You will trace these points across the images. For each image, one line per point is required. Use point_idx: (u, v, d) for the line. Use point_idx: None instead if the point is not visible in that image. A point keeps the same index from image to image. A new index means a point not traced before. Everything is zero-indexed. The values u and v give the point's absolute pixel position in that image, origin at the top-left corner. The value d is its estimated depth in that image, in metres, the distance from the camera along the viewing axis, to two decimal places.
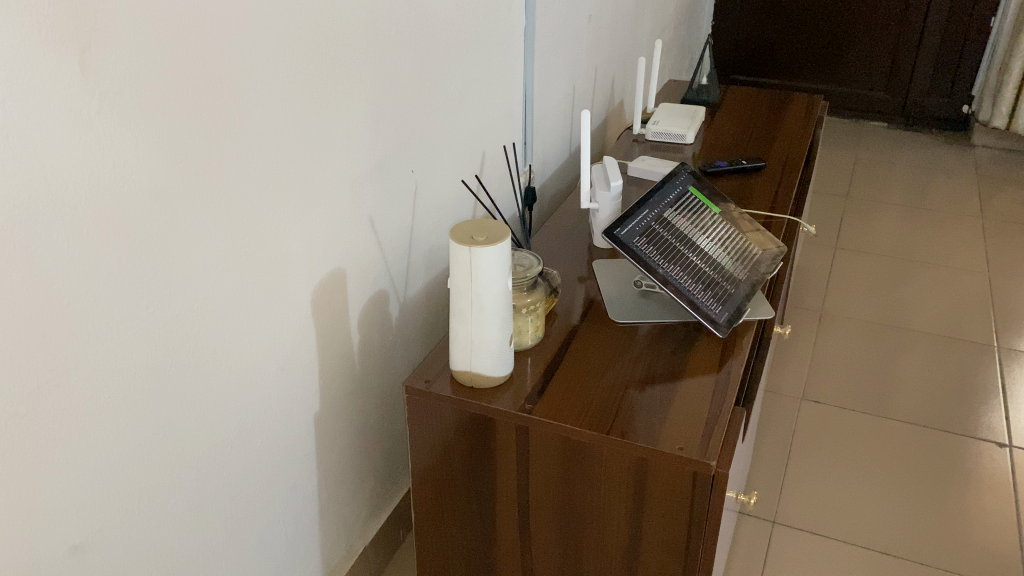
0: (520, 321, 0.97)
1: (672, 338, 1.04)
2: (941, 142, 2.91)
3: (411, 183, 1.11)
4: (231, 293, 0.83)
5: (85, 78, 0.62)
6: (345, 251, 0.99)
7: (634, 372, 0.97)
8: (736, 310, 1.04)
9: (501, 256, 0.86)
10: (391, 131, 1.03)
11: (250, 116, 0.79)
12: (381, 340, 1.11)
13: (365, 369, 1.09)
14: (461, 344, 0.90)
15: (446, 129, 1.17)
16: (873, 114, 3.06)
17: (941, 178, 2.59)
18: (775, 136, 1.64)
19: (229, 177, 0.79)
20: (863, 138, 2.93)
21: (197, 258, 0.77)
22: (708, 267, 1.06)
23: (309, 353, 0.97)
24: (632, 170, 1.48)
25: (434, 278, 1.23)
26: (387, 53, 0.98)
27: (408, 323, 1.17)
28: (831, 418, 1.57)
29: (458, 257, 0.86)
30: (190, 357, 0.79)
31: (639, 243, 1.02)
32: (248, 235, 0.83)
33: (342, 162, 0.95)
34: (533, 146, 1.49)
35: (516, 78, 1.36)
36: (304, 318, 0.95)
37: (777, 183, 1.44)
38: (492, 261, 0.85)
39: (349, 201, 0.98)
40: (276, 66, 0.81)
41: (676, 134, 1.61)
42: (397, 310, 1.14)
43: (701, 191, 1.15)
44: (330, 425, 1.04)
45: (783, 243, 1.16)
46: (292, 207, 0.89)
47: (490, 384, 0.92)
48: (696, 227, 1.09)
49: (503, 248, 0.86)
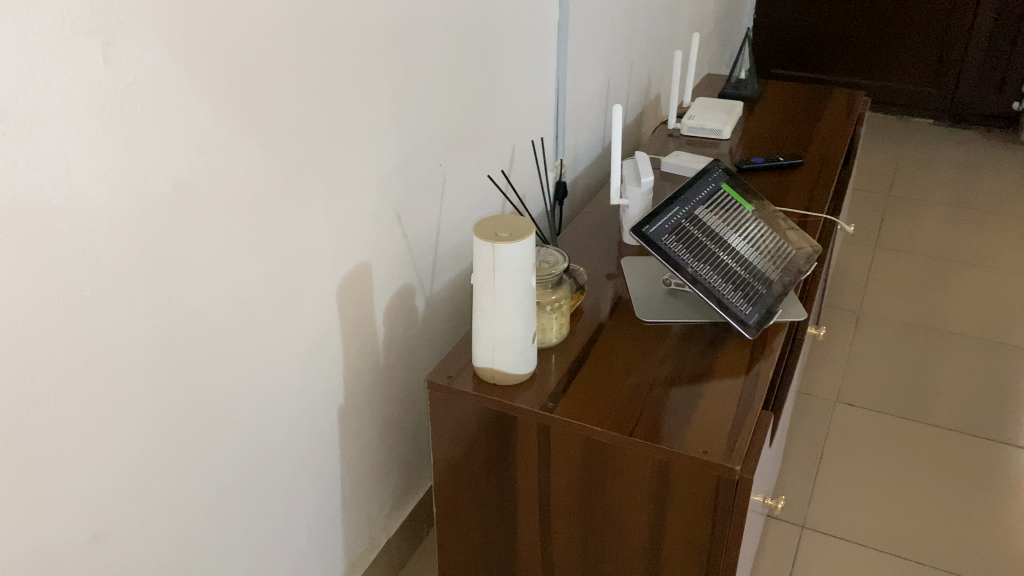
0: (544, 317, 0.96)
1: (700, 338, 1.02)
2: (990, 140, 2.83)
3: (438, 178, 1.10)
4: (254, 286, 0.83)
5: (108, 71, 0.62)
6: (370, 244, 0.99)
7: (659, 373, 0.96)
8: (768, 311, 1.01)
9: (525, 253, 0.85)
10: (418, 124, 1.02)
11: (275, 109, 0.79)
12: (407, 334, 1.11)
13: (390, 364, 1.09)
14: (484, 341, 0.89)
15: (475, 123, 1.16)
16: (919, 110, 2.98)
17: (989, 177, 2.52)
18: (814, 132, 1.60)
19: (254, 171, 0.79)
20: (908, 135, 2.86)
21: (220, 251, 0.77)
22: (740, 267, 1.03)
23: (332, 346, 0.97)
24: (666, 165, 1.46)
25: (461, 273, 1.22)
26: (415, 46, 0.98)
27: (433, 318, 1.17)
28: (865, 423, 1.53)
29: (482, 252, 0.85)
30: (211, 350, 0.79)
31: (668, 241, 1.00)
32: (271, 228, 0.83)
33: (368, 155, 0.95)
34: (565, 141, 1.48)
35: (548, 72, 1.35)
36: (327, 311, 0.95)
37: (814, 181, 1.41)
38: (516, 257, 0.85)
39: (375, 195, 0.98)
40: (302, 59, 0.81)
41: (712, 129, 1.59)
42: (423, 304, 1.14)
43: (734, 188, 1.12)
44: (354, 419, 1.04)
45: (817, 243, 1.14)
46: (316, 201, 0.88)
47: (513, 380, 0.91)
48: (728, 225, 1.07)
49: (527, 245, 0.85)
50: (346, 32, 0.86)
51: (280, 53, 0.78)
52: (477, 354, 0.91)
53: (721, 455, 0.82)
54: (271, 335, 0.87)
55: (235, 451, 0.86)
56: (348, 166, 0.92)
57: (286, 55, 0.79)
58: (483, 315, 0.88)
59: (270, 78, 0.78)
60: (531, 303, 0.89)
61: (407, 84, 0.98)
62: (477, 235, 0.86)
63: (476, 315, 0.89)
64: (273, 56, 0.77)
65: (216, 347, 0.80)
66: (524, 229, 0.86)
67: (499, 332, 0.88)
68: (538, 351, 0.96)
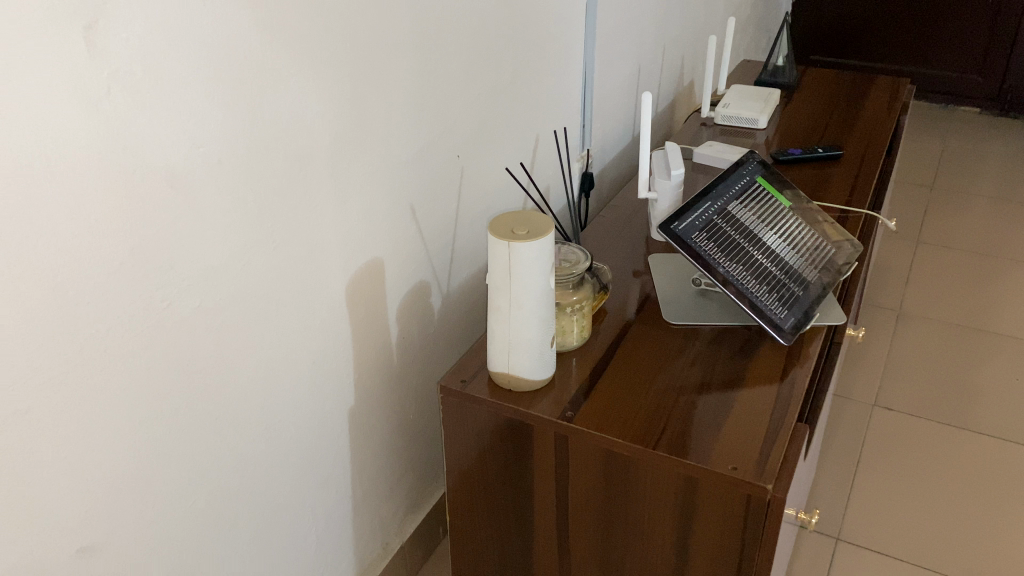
0: (564, 320, 0.90)
1: (732, 342, 0.96)
2: None
3: (456, 170, 1.05)
4: (256, 284, 0.79)
5: (91, 54, 0.58)
6: (383, 239, 0.94)
7: (686, 380, 0.90)
8: (805, 314, 0.94)
9: (544, 252, 0.80)
10: (434, 113, 0.97)
11: (279, 98, 0.75)
12: (422, 334, 1.06)
13: (404, 364, 1.04)
14: (500, 345, 0.84)
15: (495, 112, 1.10)
16: (964, 99, 2.86)
17: None
18: (856, 122, 1.53)
19: (255, 164, 0.74)
20: (953, 125, 2.75)
21: (218, 247, 0.73)
22: (774, 267, 0.97)
23: (342, 346, 0.92)
24: (697, 156, 1.39)
25: (480, 269, 1.17)
26: (431, 30, 0.93)
27: (450, 315, 1.12)
28: (904, 429, 1.46)
29: (497, 251, 0.80)
30: (211, 352, 0.75)
31: (697, 239, 0.94)
32: (274, 223, 0.79)
33: (380, 146, 0.90)
34: (592, 131, 1.42)
35: (574, 58, 1.29)
36: (336, 309, 0.90)
37: (855, 174, 1.33)
38: (534, 256, 0.79)
39: (388, 188, 0.93)
40: (307, 44, 0.76)
41: (747, 118, 1.51)
42: (440, 302, 1.09)
43: (770, 183, 1.06)
44: (365, 422, 0.99)
45: (859, 241, 1.07)
46: (323, 193, 0.84)
47: (531, 388, 0.86)
48: (762, 222, 1.00)
49: (546, 243, 0.80)
50: (356, 15, 0.81)
51: (285, 37, 0.73)
52: (492, 360, 0.86)
53: (751, 472, 0.76)
54: (275, 336, 0.83)
55: (238, 456, 0.82)
56: (358, 158, 0.87)
57: (291, 39, 0.74)
58: (499, 318, 0.83)
59: (273, 65, 0.73)
60: (551, 305, 0.83)
61: (423, 71, 0.93)
62: (492, 232, 0.81)
63: (492, 318, 0.84)
64: (277, 41, 0.73)
65: (215, 350, 0.76)
66: (543, 225, 0.81)
67: (515, 336, 0.83)
68: (558, 355, 0.91)
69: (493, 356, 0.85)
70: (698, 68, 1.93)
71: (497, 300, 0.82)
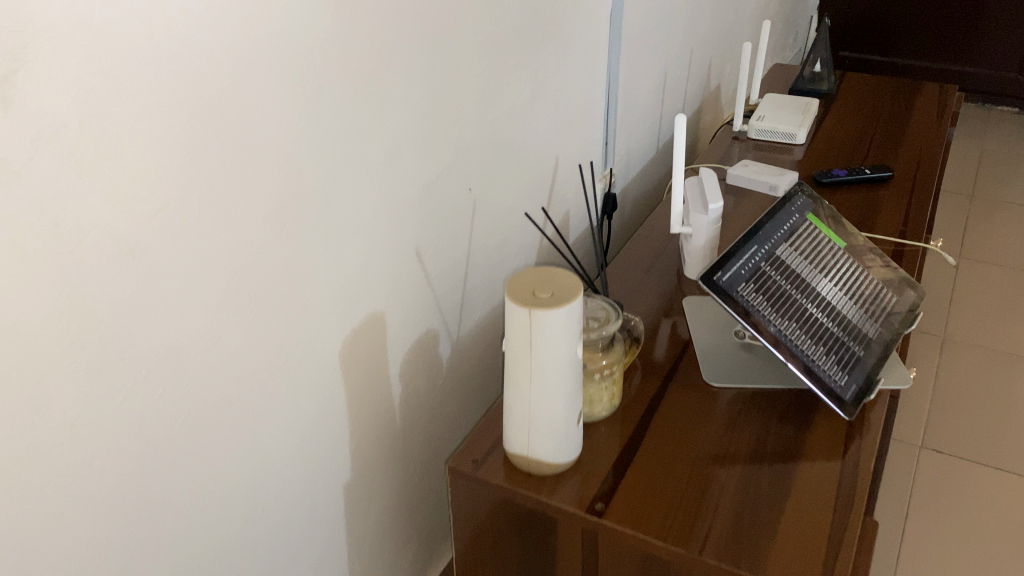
0: (591, 389, 0.79)
1: (782, 411, 0.84)
2: None
3: (469, 204, 0.93)
4: (238, 357, 0.67)
5: (13, 112, 0.45)
6: (385, 290, 0.83)
7: (731, 458, 0.78)
8: (867, 379, 0.82)
9: (571, 320, 0.68)
10: (443, 144, 0.85)
11: (261, 141, 0.63)
12: (430, 388, 0.95)
13: (410, 424, 0.93)
14: (517, 423, 0.72)
15: (512, 136, 0.98)
16: (1001, 98, 2.74)
17: None
18: (903, 137, 1.40)
19: (233, 221, 0.62)
20: (990, 126, 2.61)
21: (191, 323, 0.60)
22: (830, 322, 0.85)
23: (338, 414, 0.81)
24: (731, 177, 1.26)
25: (495, 310, 1.05)
26: (440, 51, 0.80)
27: (461, 363, 1.00)
28: (956, 475, 1.34)
29: (518, 320, 0.68)
30: (186, 444, 0.63)
31: (744, 292, 0.82)
32: (258, 286, 0.67)
33: (382, 186, 0.78)
34: (617, 149, 1.29)
35: (598, 70, 1.16)
36: (331, 374, 0.79)
37: (908, 198, 1.21)
38: (560, 325, 0.68)
39: (392, 233, 0.81)
40: (294, 76, 0.64)
41: (785, 132, 1.39)
42: (451, 351, 0.98)
43: (822, 220, 0.94)
44: (365, 493, 0.88)
45: (923, 287, 0.94)
46: (316, 246, 0.72)
47: (551, 470, 0.75)
48: (815, 269, 0.88)
49: (573, 310, 0.68)
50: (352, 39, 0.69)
51: (266, 70, 0.61)
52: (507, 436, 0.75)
53: None
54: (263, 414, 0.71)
55: (219, 552, 0.71)
56: (357, 202, 0.75)
57: (273, 72, 0.62)
58: (517, 393, 0.71)
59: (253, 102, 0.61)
60: (578, 378, 0.72)
61: (432, 98, 0.81)
62: (509, 295, 0.69)
63: (508, 392, 0.72)
64: (256, 75, 0.60)
65: (193, 440, 0.64)
66: (569, 288, 0.69)
67: (536, 415, 0.71)
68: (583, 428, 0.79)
69: (509, 433, 0.74)
70: (727, 72, 1.80)
71: (516, 373, 0.70)
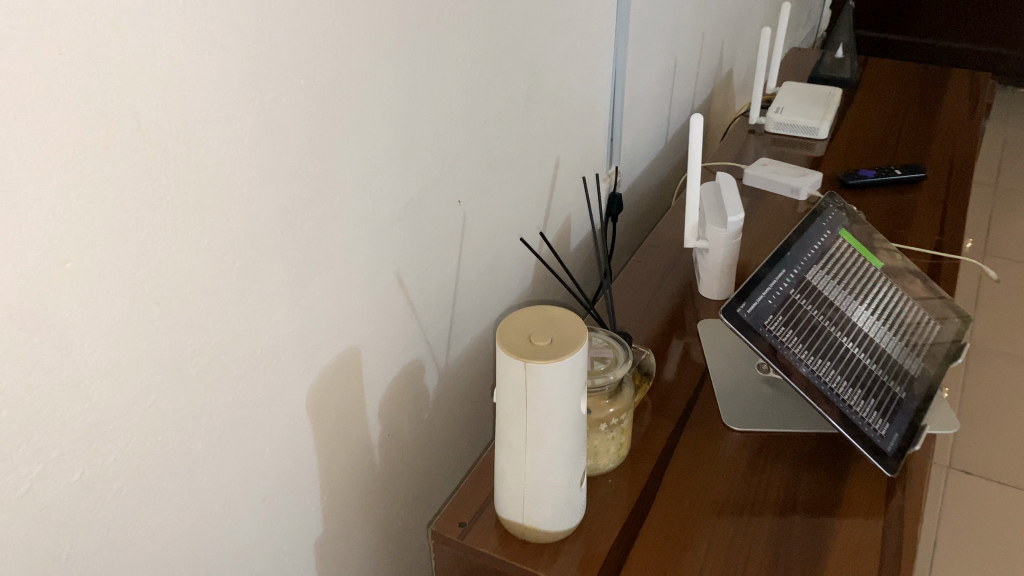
0: (597, 441, 0.70)
1: (814, 461, 0.74)
2: None
3: (459, 219, 0.82)
4: (185, 419, 0.56)
5: None
6: (360, 323, 0.72)
7: (759, 521, 0.69)
8: (910, 428, 0.72)
9: (572, 375, 0.58)
10: (428, 153, 0.74)
11: (203, 166, 0.51)
12: (415, 424, 0.85)
13: (391, 466, 0.83)
14: (509, 484, 0.63)
15: (507, 139, 0.87)
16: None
17: None
18: (933, 131, 1.28)
19: (170, 264, 0.51)
20: (1012, 110, 2.49)
21: (117, 389, 0.50)
22: (868, 360, 0.74)
23: (308, 465, 0.71)
24: (748, 178, 1.15)
25: (490, 332, 0.95)
26: (423, 47, 0.69)
27: (451, 393, 0.90)
28: (986, 498, 1.25)
29: (512, 372, 0.58)
30: (121, 526, 0.53)
31: (769, 327, 0.72)
32: (208, 335, 0.56)
33: (355, 207, 0.67)
34: (624, 145, 1.18)
35: (603, 60, 1.05)
36: (300, 423, 0.68)
37: (943, 203, 1.10)
38: (560, 381, 0.58)
39: (368, 259, 0.70)
40: (244, 85, 0.53)
41: (805, 127, 1.28)
42: (439, 381, 0.88)
43: (855, 237, 0.83)
44: (341, 546, 0.78)
45: (968, 312, 0.84)
46: (278, 282, 0.61)
47: (549, 538, 0.66)
48: (849, 296, 0.78)
49: (574, 362, 0.58)
50: (317, 35, 0.58)
51: (207, 80, 0.50)
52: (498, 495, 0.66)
53: None
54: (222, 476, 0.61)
55: None
56: (328, 227, 0.64)
57: (218, 83, 0.51)
58: (510, 453, 0.61)
59: (194, 120, 0.50)
60: (580, 438, 0.62)
61: (414, 102, 0.70)
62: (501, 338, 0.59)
63: (501, 450, 0.62)
64: (197, 86, 0.49)
65: (132, 520, 0.54)
66: (567, 334, 0.59)
67: (531, 479, 0.62)
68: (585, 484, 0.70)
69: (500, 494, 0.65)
70: (739, 56, 1.68)
71: (509, 431, 0.61)
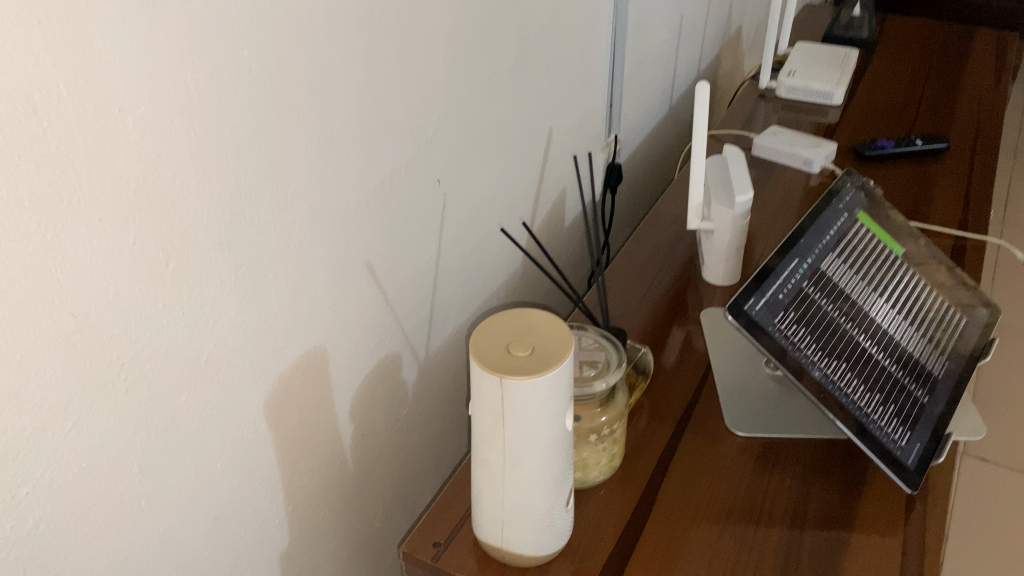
0: (586, 452, 0.64)
1: (827, 469, 0.68)
2: None
3: (439, 200, 0.75)
4: (119, 441, 0.49)
5: None
6: (327, 319, 0.65)
7: (767, 533, 0.63)
8: (933, 437, 0.65)
9: (557, 393, 0.51)
10: (401, 129, 0.66)
11: (127, 157, 0.44)
12: (392, 422, 0.79)
13: (367, 468, 0.77)
14: (487, 507, 0.57)
15: (494, 110, 0.79)
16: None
17: None
18: (957, 97, 1.20)
19: (88, 269, 0.44)
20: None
21: (28, 419, 0.43)
22: (888, 360, 0.67)
23: (270, 476, 0.64)
24: (757, 148, 1.07)
25: (476, 319, 0.88)
26: (392, 9, 0.61)
27: (432, 386, 0.84)
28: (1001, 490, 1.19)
29: (489, 388, 0.51)
30: (45, 565, 0.47)
31: (778, 325, 0.64)
32: (143, 346, 0.49)
33: (317, 192, 0.60)
34: (624, 113, 1.10)
35: (602, 20, 0.96)
36: (260, 432, 0.61)
37: (967, 177, 1.01)
38: (545, 399, 0.51)
39: (333, 249, 0.63)
40: (173, 56, 0.45)
41: (819, 92, 1.19)
42: (420, 374, 0.81)
43: (875, 220, 0.75)
44: (311, 555, 0.73)
45: (996, 304, 0.77)
46: (226, 280, 0.54)
47: (532, 562, 0.60)
48: (867, 288, 0.70)
49: (560, 379, 0.51)
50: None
51: (128, 55, 0.42)
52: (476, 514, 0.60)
53: None
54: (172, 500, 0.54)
55: None
56: (284, 218, 0.57)
57: (142, 58, 0.43)
58: (488, 474, 0.55)
59: (114, 104, 0.42)
60: (567, 457, 0.55)
61: (383, 72, 0.62)
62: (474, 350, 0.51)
63: (478, 470, 0.56)
64: (115, 62, 0.42)
65: (61, 557, 0.48)
66: (548, 345, 0.52)
67: (511, 503, 0.55)
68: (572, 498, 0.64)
69: (478, 514, 0.59)
70: (750, 13, 1.58)
71: (486, 451, 0.54)
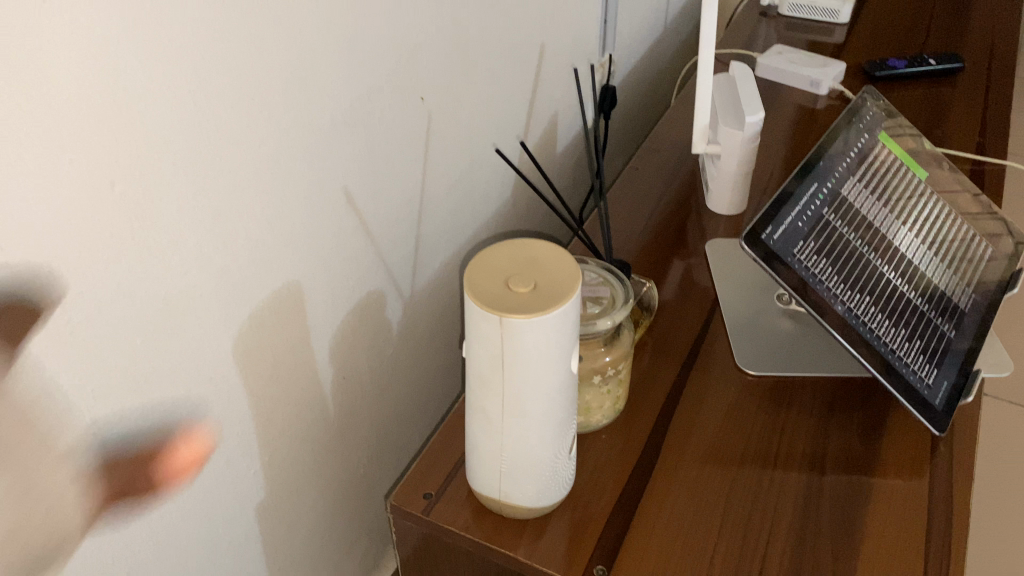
0: (589, 394, 0.59)
1: (845, 410, 0.63)
2: None
3: (423, 121, 0.68)
4: (68, 397, 0.43)
5: None
6: (302, 255, 0.59)
7: (784, 479, 0.59)
8: (960, 375, 0.61)
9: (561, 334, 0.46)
10: (379, 40, 0.59)
11: (54, 61, 0.36)
12: (376, 364, 0.73)
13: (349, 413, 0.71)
14: (481, 456, 0.52)
15: (482, 23, 0.72)
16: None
17: None
18: (970, 14, 1.13)
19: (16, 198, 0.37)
20: None
21: None
22: (913, 293, 0.62)
23: (245, 428, 0.59)
24: (760, 68, 1.00)
25: (465, 253, 0.82)
26: None
27: (418, 325, 0.78)
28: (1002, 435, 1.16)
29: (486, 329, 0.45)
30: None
31: (798, 256, 0.59)
32: (89, 288, 0.42)
33: (287, 110, 0.52)
34: (619, 30, 1.02)
35: None
36: (231, 380, 0.56)
37: (984, 97, 0.95)
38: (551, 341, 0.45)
39: (306, 177, 0.56)
40: None
41: (825, 8, 1.11)
42: (405, 313, 0.75)
43: (897, 142, 0.70)
44: (291, 508, 0.68)
45: (1023, 232, 0.72)
46: (185, 212, 0.47)
47: (531, 514, 0.55)
48: (890, 215, 0.65)
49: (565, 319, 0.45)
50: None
51: None
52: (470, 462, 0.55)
53: None
54: (140, 457, 0.48)
55: None
56: (252, 138, 0.50)
57: None
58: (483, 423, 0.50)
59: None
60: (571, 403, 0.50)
61: None
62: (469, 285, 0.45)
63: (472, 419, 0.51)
64: None
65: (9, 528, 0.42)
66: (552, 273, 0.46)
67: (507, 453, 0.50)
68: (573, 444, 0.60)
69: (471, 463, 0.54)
70: None
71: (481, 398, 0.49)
